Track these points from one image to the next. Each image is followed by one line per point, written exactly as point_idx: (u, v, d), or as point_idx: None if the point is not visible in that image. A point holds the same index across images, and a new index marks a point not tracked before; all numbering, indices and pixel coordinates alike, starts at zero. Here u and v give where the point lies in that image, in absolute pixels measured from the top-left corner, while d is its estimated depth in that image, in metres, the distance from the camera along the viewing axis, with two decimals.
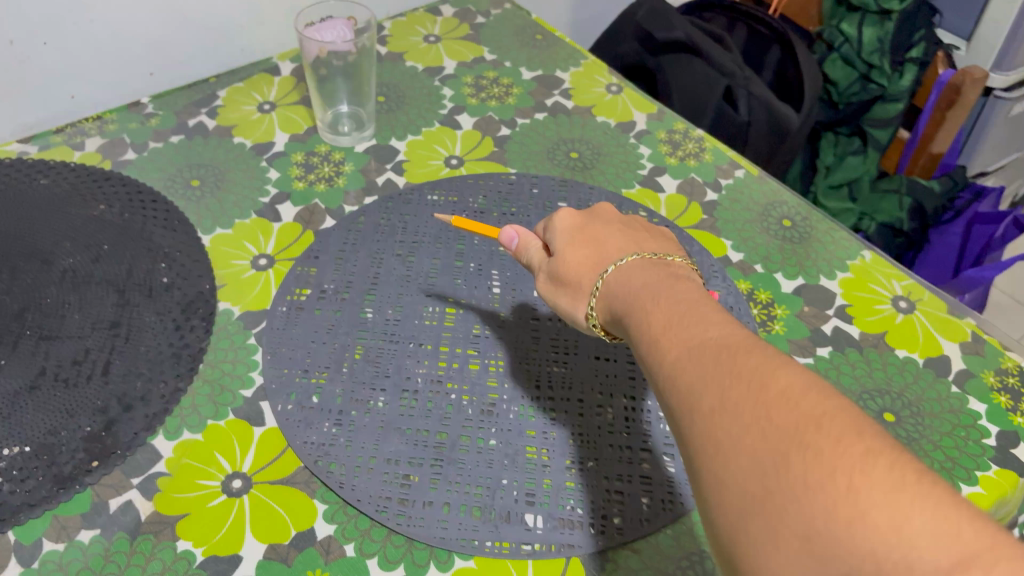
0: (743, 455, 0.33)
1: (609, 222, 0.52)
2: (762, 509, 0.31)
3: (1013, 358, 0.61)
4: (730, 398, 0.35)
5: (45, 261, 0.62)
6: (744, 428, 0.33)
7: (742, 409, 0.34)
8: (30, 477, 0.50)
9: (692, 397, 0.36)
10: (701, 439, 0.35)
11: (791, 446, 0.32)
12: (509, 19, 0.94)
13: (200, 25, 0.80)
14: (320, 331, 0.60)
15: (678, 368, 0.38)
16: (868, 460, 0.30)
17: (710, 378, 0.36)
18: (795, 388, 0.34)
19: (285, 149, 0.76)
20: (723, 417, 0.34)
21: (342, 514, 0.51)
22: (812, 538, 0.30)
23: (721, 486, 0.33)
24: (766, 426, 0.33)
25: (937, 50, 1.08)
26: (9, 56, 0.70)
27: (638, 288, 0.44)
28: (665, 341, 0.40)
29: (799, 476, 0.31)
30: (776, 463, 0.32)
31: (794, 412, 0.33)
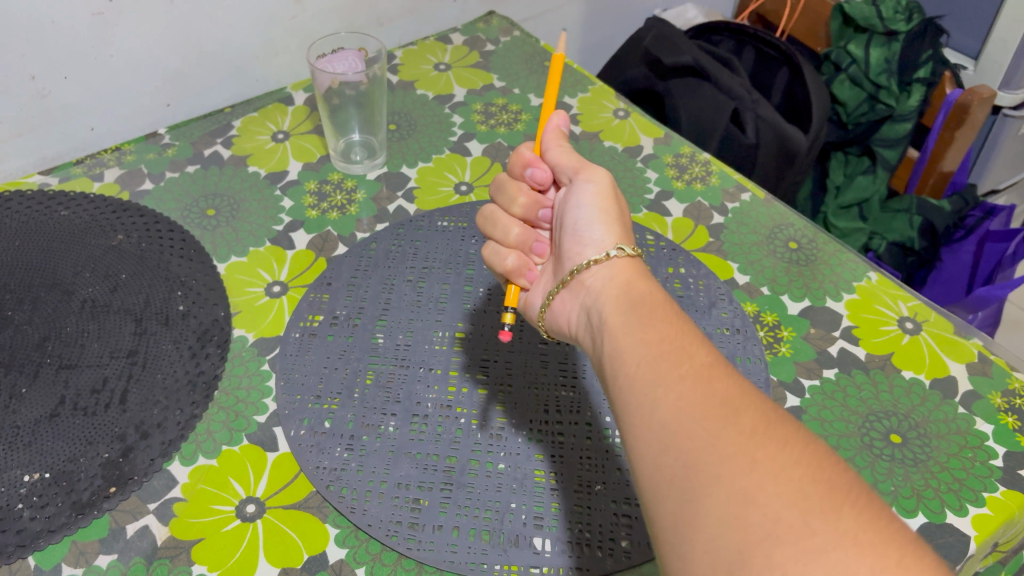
0: (780, 481, 0.35)
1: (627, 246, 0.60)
2: (793, 534, 0.33)
3: (1020, 378, 0.61)
4: (769, 432, 0.38)
5: (66, 291, 0.63)
6: (784, 457, 0.36)
7: (782, 446, 0.37)
8: (50, 504, 0.52)
9: (730, 411, 0.39)
10: (733, 448, 0.37)
11: (829, 491, 0.35)
12: (519, 46, 0.96)
13: (215, 58, 0.82)
14: (333, 357, 0.62)
15: (709, 380, 0.41)
16: (899, 529, 0.34)
17: (746, 405, 0.39)
18: (831, 457, 0.37)
19: (298, 178, 0.78)
20: (764, 445, 0.37)
21: (353, 538, 0.52)
22: None
23: (741, 497, 0.35)
24: (810, 472, 0.36)
25: (945, 72, 1.07)
26: (31, 91, 0.72)
27: (665, 300, 0.48)
28: (692, 353, 0.43)
29: (844, 524, 0.33)
30: (822, 507, 0.34)
31: (836, 474, 0.36)
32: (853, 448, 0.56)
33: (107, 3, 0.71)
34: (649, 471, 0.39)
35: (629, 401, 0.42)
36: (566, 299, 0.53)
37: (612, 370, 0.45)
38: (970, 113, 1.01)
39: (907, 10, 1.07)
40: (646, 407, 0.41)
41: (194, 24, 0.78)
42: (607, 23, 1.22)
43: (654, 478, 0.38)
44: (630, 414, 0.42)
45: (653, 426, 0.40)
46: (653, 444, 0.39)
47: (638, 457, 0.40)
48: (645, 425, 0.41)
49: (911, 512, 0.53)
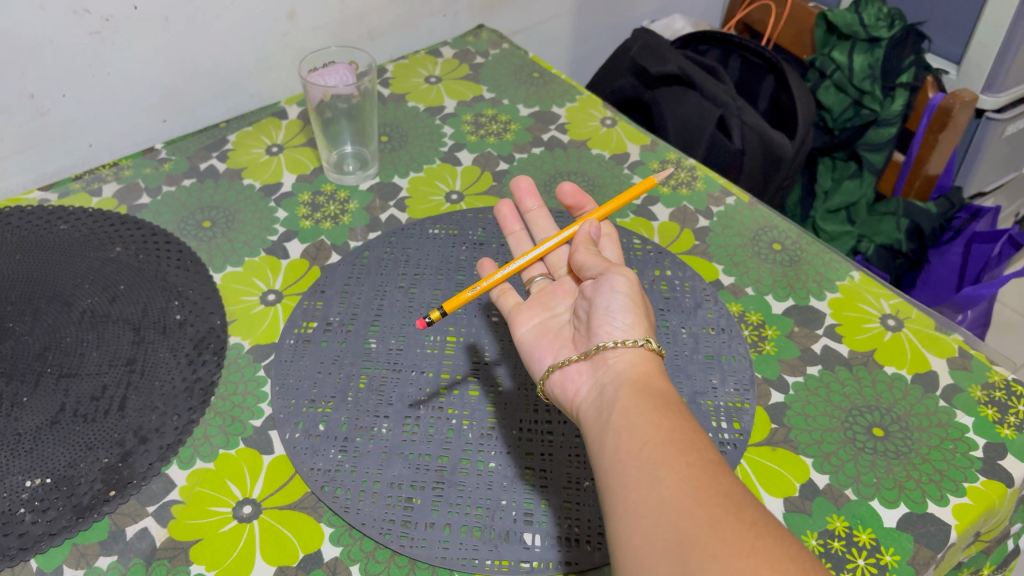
0: (777, 570, 0.36)
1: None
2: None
3: (1000, 372, 0.62)
4: (768, 528, 0.39)
5: (65, 302, 0.65)
6: (781, 550, 0.37)
7: (778, 541, 0.38)
8: (52, 508, 0.53)
9: (732, 503, 0.40)
10: (731, 534, 0.38)
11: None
12: (508, 58, 0.97)
13: (209, 74, 0.84)
14: (327, 362, 0.63)
15: (713, 471, 0.42)
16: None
17: (748, 501, 0.40)
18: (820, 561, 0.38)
19: (292, 190, 0.79)
20: (761, 537, 0.38)
21: (348, 536, 0.53)
22: None
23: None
24: (803, 566, 0.37)
25: (926, 77, 1.09)
26: (31, 109, 0.74)
27: (674, 392, 0.48)
28: (700, 444, 0.44)
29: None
30: None
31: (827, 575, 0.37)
32: (837, 442, 0.58)
33: (103, 22, 0.73)
34: (638, 541, 0.40)
35: (626, 473, 0.43)
36: (582, 370, 0.51)
37: (610, 442, 0.45)
38: (953, 116, 1.03)
39: (888, 16, 1.10)
40: (646, 483, 0.42)
41: (189, 42, 0.80)
42: (596, 35, 1.24)
43: (645, 548, 0.39)
44: (626, 487, 0.42)
45: (652, 501, 0.41)
46: (648, 517, 0.40)
47: (629, 527, 0.41)
48: (642, 500, 0.41)
49: (894, 502, 0.54)
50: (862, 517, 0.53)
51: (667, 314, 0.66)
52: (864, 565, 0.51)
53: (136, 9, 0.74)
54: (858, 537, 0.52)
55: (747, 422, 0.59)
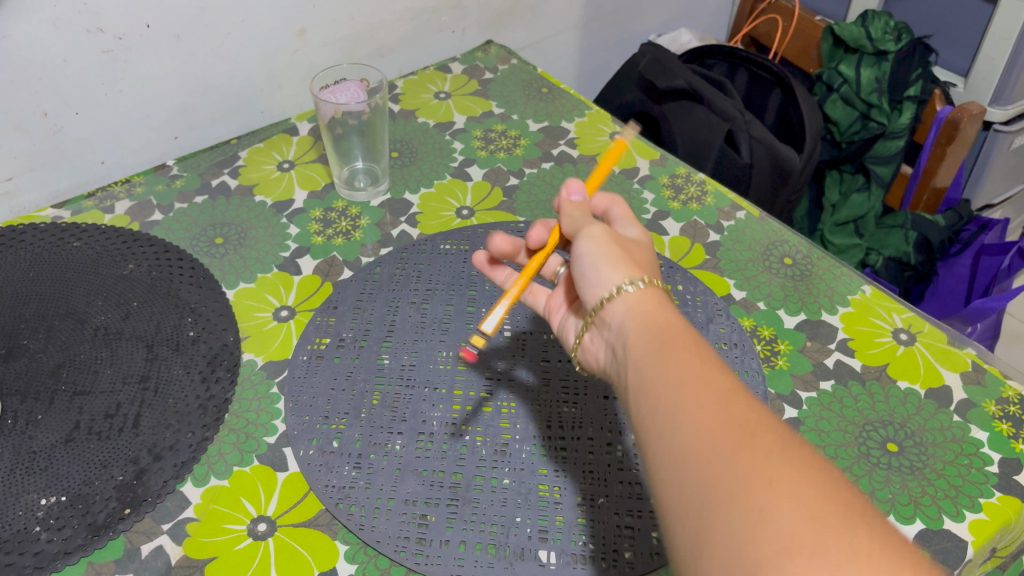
0: (797, 498, 0.35)
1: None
2: (808, 552, 0.33)
3: (1014, 387, 0.62)
4: (786, 454, 0.37)
5: (79, 320, 0.65)
6: (803, 475, 0.36)
7: (801, 467, 0.37)
8: (67, 526, 0.53)
9: (749, 434, 0.38)
10: (748, 470, 0.37)
11: (846, 510, 0.35)
12: (517, 74, 0.98)
13: (221, 91, 0.84)
14: (339, 378, 0.63)
15: (726, 405, 0.40)
16: (920, 556, 0.33)
17: (764, 428, 0.39)
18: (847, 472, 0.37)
19: (304, 206, 0.80)
20: (781, 465, 0.37)
21: (363, 554, 0.53)
22: None
23: (754, 521, 0.35)
24: (827, 490, 0.35)
25: (936, 89, 1.10)
26: (45, 127, 0.74)
27: (688, 324, 0.46)
28: (710, 377, 0.42)
29: (857, 541, 0.33)
30: (839, 524, 0.34)
31: (855, 492, 0.36)
32: (851, 457, 0.58)
33: (116, 41, 0.74)
34: (668, 496, 0.39)
35: (650, 429, 0.42)
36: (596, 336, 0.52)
37: (636, 400, 0.44)
38: (961, 129, 1.04)
39: (896, 31, 1.11)
40: (666, 434, 0.40)
41: (200, 59, 0.80)
42: (604, 49, 1.25)
43: (673, 503, 0.38)
44: (652, 442, 0.41)
45: (674, 451, 0.39)
46: (671, 468, 0.39)
47: (659, 482, 0.40)
48: (666, 451, 0.40)
49: (909, 518, 0.54)
50: None
51: None
52: None
53: (149, 27, 0.75)
54: None
55: None
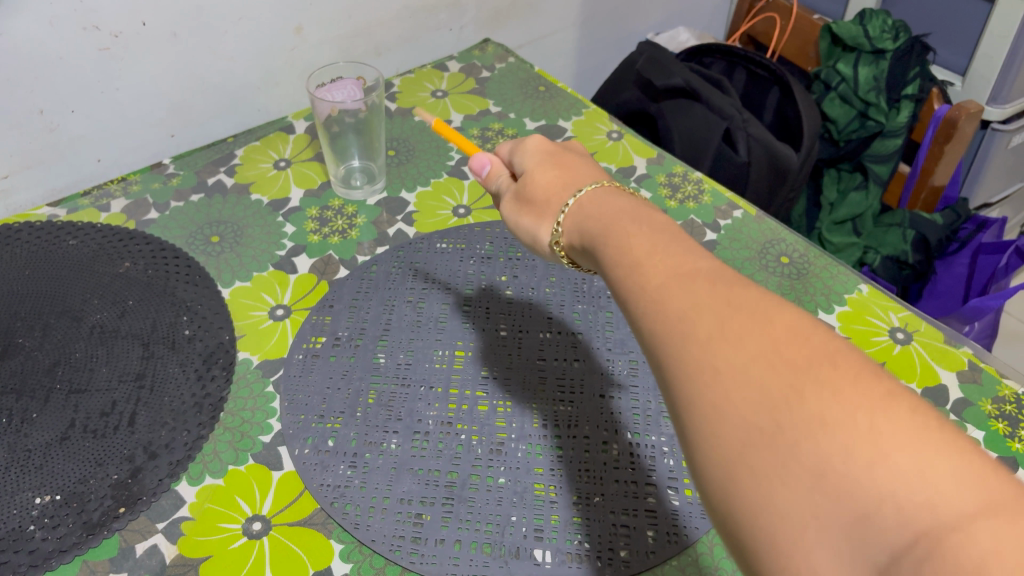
0: (745, 384, 0.33)
1: (580, 155, 0.55)
2: (771, 443, 0.31)
3: (1010, 386, 0.62)
4: (733, 332, 0.35)
5: (75, 318, 0.65)
6: (745, 353, 0.34)
7: (746, 340, 0.34)
8: (62, 524, 0.53)
9: (687, 323, 0.36)
10: (700, 366, 0.35)
11: (803, 378, 0.32)
12: (514, 72, 0.98)
13: (218, 90, 0.84)
14: (335, 377, 0.63)
15: (665, 296, 0.38)
16: (890, 401, 0.30)
17: (709, 309, 0.36)
18: (802, 326, 0.34)
19: (300, 205, 0.79)
20: (725, 346, 0.35)
21: (357, 552, 0.53)
22: (826, 475, 0.30)
23: (714, 422, 0.33)
24: (775, 360, 0.33)
25: (932, 88, 1.09)
26: (41, 125, 0.74)
27: (624, 213, 0.45)
28: (642, 271, 0.40)
29: (816, 412, 0.31)
30: (789, 399, 0.32)
31: (806, 349, 0.33)
32: None
33: (113, 38, 0.74)
34: None
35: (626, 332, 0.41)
36: None
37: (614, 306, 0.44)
38: (958, 128, 1.04)
39: (894, 29, 1.10)
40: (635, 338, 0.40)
41: (196, 57, 0.80)
42: (602, 47, 1.25)
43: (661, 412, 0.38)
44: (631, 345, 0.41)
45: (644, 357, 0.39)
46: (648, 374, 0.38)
47: None
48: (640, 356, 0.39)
49: None
50: None
51: None
52: None
53: (145, 25, 0.75)
54: None
55: None
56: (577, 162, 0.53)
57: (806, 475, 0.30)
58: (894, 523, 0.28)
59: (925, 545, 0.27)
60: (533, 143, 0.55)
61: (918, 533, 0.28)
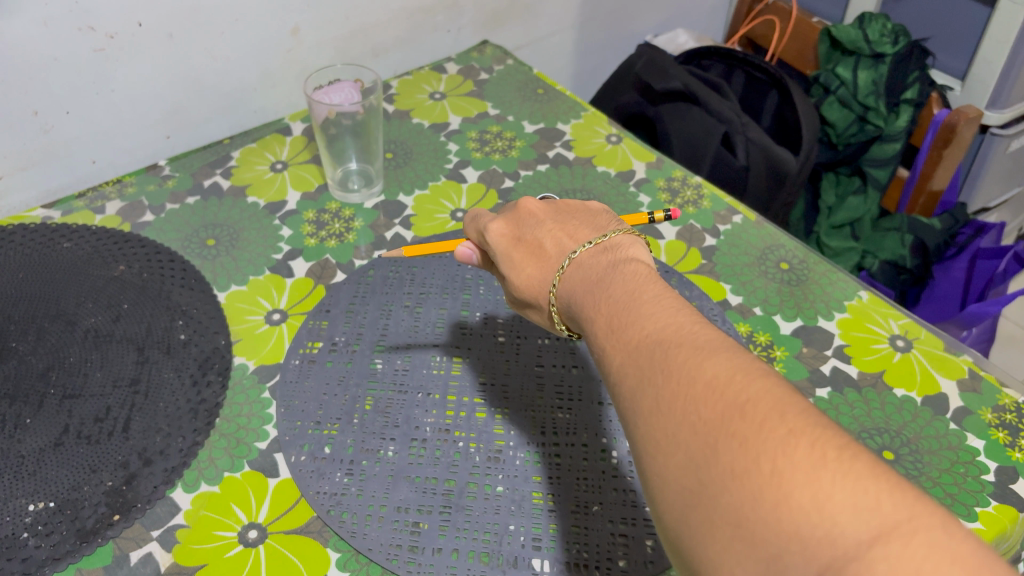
0: (674, 449, 0.34)
1: (539, 222, 0.52)
2: (698, 500, 0.33)
3: (1010, 395, 0.62)
4: (665, 399, 0.36)
5: (69, 321, 0.65)
6: (674, 420, 0.35)
7: (674, 407, 0.35)
8: (55, 532, 0.52)
9: (634, 400, 0.37)
10: (644, 436, 0.36)
11: (720, 430, 0.33)
12: (512, 75, 0.97)
13: (213, 91, 0.83)
14: (332, 383, 0.62)
15: (623, 376, 0.38)
16: (790, 441, 0.31)
17: (648, 381, 0.37)
18: (721, 375, 0.35)
19: (297, 208, 0.79)
20: (659, 418, 0.35)
21: (354, 562, 0.52)
22: (742, 524, 0.31)
23: (659, 484, 0.35)
24: (695, 420, 0.34)
25: (931, 93, 1.10)
26: (35, 126, 0.74)
27: (591, 285, 0.44)
28: (605, 353, 0.41)
29: (727, 465, 0.32)
30: (706, 456, 0.33)
31: (721, 401, 0.34)
32: None
33: (108, 39, 0.73)
34: None
35: None
36: None
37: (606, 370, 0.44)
38: (957, 132, 1.04)
39: (894, 33, 1.10)
40: None
41: (193, 59, 0.80)
42: (600, 49, 1.24)
43: None
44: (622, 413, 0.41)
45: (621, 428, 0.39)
46: None
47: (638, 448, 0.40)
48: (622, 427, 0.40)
49: None
50: None
51: None
52: None
53: (141, 26, 0.74)
54: None
55: None
56: (544, 234, 0.50)
57: (727, 528, 0.31)
58: (802, 561, 0.29)
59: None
60: (493, 235, 0.52)
61: (823, 568, 0.29)
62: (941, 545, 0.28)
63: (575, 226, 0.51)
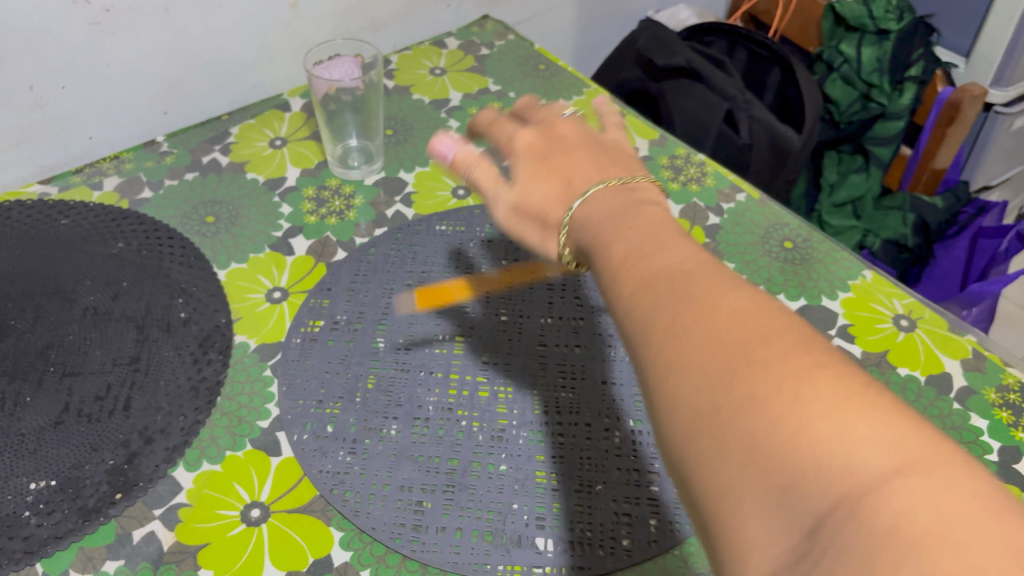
0: (686, 370, 0.32)
1: (568, 145, 0.48)
2: (709, 426, 0.30)
3: (1014, 374, 0.62)
4: (682, 320, 0.33)
5: (67, 299, 0.64)
6: (690, 342, 0.32)
7: (691, 330, 0.33)
8: (57, 511, 0.52)
9: (647, 321, 0.34)
10: (651, 357, 0.33)
11: (745, 356, 0.31)
12: (513, 50, 0.96)
13: (211, 65, 0.82)
14: (334, 361, 0.62)
15: (633, 300, 0.36)
16: (816, 371, 0.29)
17: (663, 306, 0.34)
18: (744, 307, 0.33)
19: (297, 184, 0.78)
20: (672, 339, 0.33)
21: (358, 540, 0.52)
22: (756, 450, 0.29)
23: (665, 408, 0.32)
24: (712, 344, 0.32)
25: (937, 71, 1.10)
26: (30, 101, 0.73)
27: (610, 217, 0.41)
28: (618, 281, 0.37)
29: (745, 389, 0.30)
30: (723, 379, 0.31)
31: (744, 329, 0.32)
32: None
33: (103, 13, 0.72)
34: None
35: None
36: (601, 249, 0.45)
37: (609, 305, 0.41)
38: (962, 111, 1.03)
39: (898, 9, 1.10)
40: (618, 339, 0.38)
41: (190, 33, 0.78)
42: (601, 25, 1.23)
43: None
44: None
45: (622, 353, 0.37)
46: None
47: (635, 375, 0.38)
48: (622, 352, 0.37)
49: None
50: None
51: None
52: None
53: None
54: None
55: None
56: (569, 160, 0.47)
57: (741, 453, 0.29)
58: (820, 492, 0.27)
59: (850, 512, 0.26)
60: (521, 141, 0.50)
61: (841, 499, 0.27)
62: (967, 483, 0.26)
63: (607, 161, 0.47)
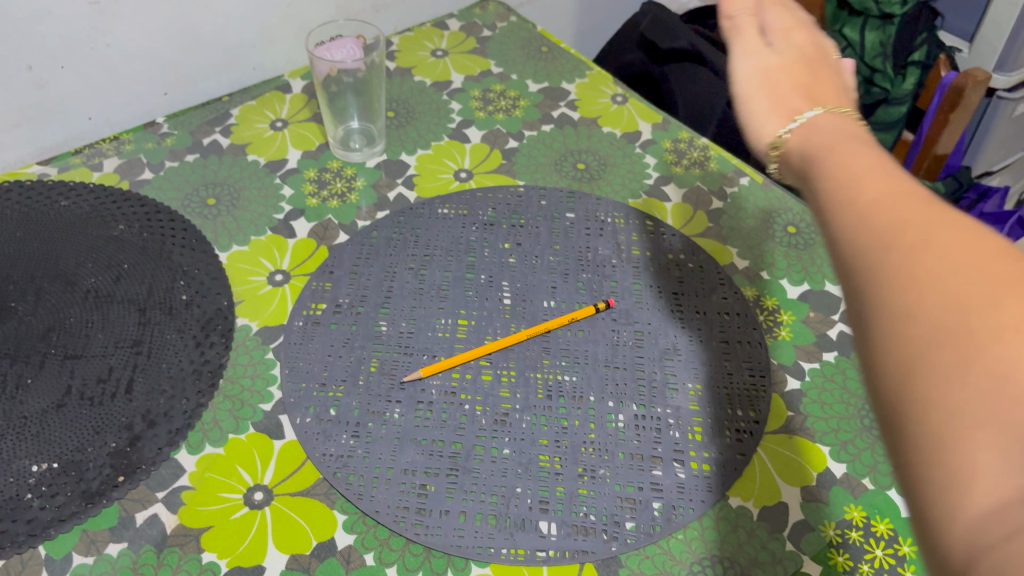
0: (940, 287, 0.30)
1: (837, 77, 0.51)
2: (958, 343, 0.29)
3: None
4: (939, 241, 0.32)
5: (68, 281, 0.64)
6: (943, 261, 0.31)
7: (950, 251, 0.31)
8: (60, 493, 0.52)
9: (895, 229, 0.33)
10: (890, 269, 0.32)
11: (1000, 286, 0.29)
12: (515, 32, 0.95)
13: (211, 45, 0.82)
14: (337, 344, 0.62)
15: (877, 209, 0.34)
16: None
17: (914, 223, 0.33)
18: (1009, 251, 0.31)
19: (298, 166, 0.78)
20: (927, 254, 0.32)
21: (361, 523, 0.52)
22: (1010, 377, 0.27)
23: (898, 324, 0.31)
24: (974, 271, 0.30)
25: (941, 54, 1.06)
26: (28, 81, 0.72)
27: (844, 135, 0.42)
28: (860, 181, 0.37)
29: (1010, 320, 0.28)
30: (984, 306, 0.29)
31: (1013, 268, 0.30)
32: (853, 431, 0.58)
33: None
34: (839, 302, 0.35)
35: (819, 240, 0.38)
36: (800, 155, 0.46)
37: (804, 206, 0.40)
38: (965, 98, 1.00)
39: None
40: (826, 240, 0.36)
41: (190, 13, 0.78)
42: (602, 7, 1.22)
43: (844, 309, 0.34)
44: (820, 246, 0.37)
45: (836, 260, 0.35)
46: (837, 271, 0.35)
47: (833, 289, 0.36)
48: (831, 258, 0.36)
49: None
50: (879, 507, 0.54)
51: (682, 299, 0.66)
52: (881, 556, 0.52)
53: None
54: (876, 527, 0.53)
55: (763, 408, 0.59)
56: (822, 86, 0.49)
57: (988, 377, 0.27)
58: None
59: None
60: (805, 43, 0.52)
61: None
62: None
63: (850, 102, 0.49)
